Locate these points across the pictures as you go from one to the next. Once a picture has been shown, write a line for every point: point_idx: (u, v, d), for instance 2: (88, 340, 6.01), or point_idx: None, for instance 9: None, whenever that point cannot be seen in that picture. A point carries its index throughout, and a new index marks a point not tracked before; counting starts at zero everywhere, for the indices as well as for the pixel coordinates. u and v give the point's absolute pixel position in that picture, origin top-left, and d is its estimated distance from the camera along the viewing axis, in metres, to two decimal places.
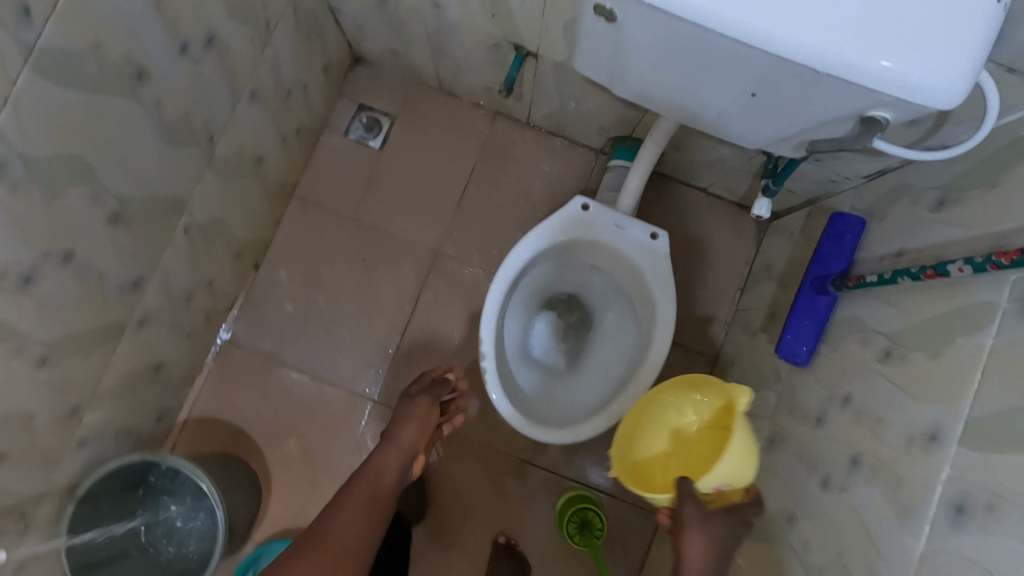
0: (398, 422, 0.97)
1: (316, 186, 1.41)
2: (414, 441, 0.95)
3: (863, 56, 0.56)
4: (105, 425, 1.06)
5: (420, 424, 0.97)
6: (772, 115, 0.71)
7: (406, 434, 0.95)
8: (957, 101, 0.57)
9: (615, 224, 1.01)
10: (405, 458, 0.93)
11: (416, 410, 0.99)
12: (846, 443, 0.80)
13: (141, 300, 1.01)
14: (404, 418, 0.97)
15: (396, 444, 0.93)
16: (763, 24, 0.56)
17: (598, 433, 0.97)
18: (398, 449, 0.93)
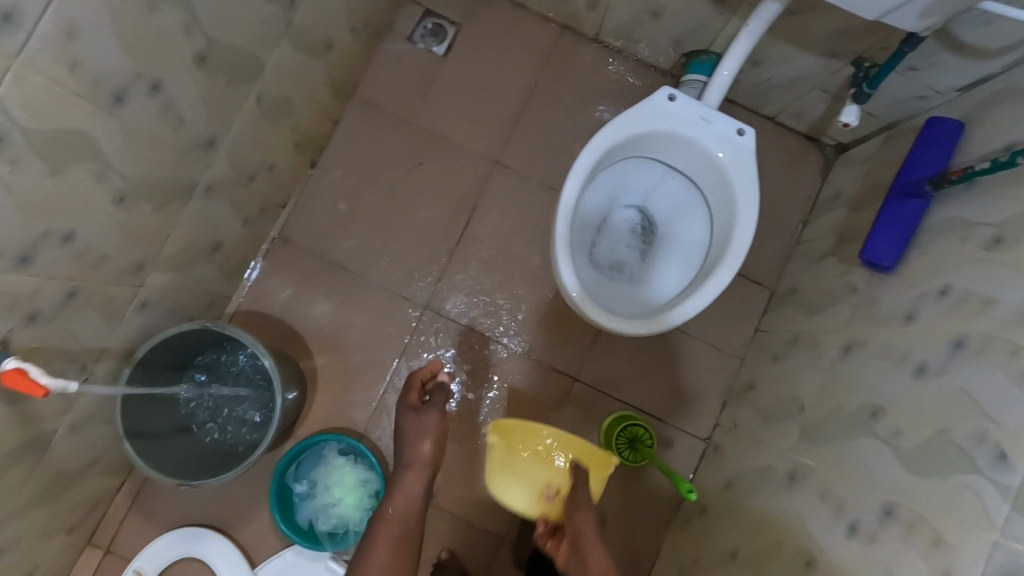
0: (410, 443, 0.94)
1: (376, 88, 1.37)
2: (432, 457, 0.93)
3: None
4: (163, 293, 1.03)
5: (434, 437, 0.95)
6: None
7: (422, 454, 0.93)
8: None
9: (701, 118, 0.98)
10: (427, 483, 0.91)
11: (428, 423, 0.96)
12: (945, 329, 0.78)
13: (211, 162, 0.98)
14: (418, 435, 0.95)
15: (415, 466, 0.91)
16: None
17: (675, 324, 0.95)
18: (422, 472, 0.91)
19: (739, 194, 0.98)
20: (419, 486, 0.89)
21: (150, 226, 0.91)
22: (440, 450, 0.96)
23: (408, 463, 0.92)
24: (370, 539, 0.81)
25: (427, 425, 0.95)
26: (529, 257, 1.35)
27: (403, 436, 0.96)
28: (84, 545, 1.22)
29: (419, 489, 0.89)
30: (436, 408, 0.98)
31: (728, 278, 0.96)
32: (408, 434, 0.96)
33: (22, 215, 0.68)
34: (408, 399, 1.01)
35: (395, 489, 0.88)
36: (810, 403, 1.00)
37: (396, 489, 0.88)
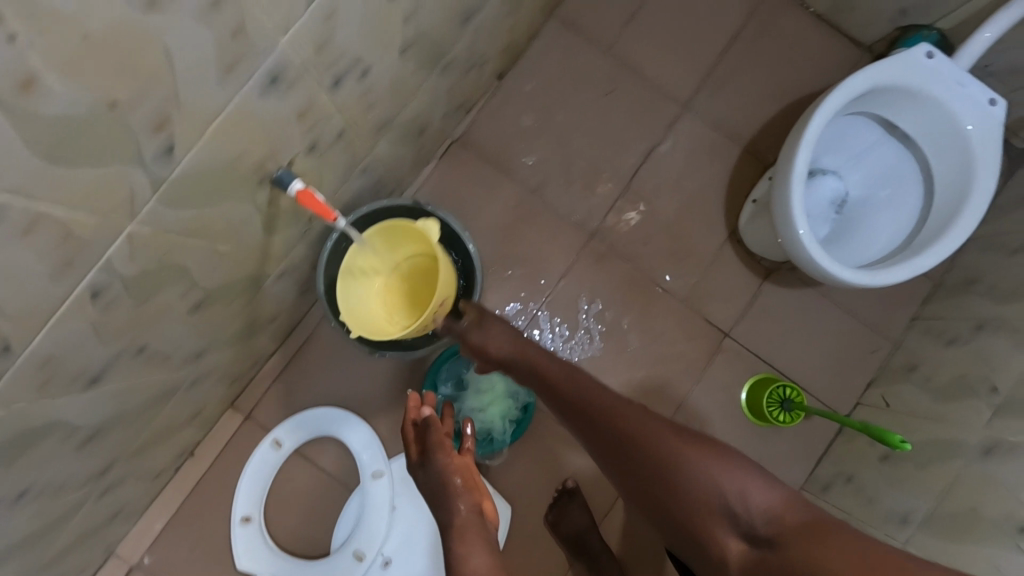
0: (436, 499, 0.82)
1: (576, 10, 1.36)
2: (469, 505, 0.79)
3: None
4: (378, 163, 1.03)
5: (455, 480, 0.81)
6: None
7: (461, 509, 0.79)
8: None
9: (955, 81, 0.97)
10: (486, 535, 0.76)
11: (438, 468, 0.83)
12: None
13: (459, 39, 0.97)
14: (442, 491, 0.81)
15: (463, 525, 0.76)
16: None
17: (898, 280, 0.93)
18: (468, 522, 0.76)
19: (980, 163, 0.96)
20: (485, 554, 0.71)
21: (406, 86, 0.90)
22: (472, 485, 0.82)
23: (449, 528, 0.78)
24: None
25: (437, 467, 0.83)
26: (700, 205, 1.34)
27: (430, 498, 0.84)
28: (228, 407, 1.24)
29: (481, 554, 0.72)
30: (434, 445, 0.86)
31: (955, 243, 0.94)
32: (436, 491, 0.82)
33: (359, 32, 0.67)
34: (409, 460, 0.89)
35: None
36: (1009, 386, 0.99)
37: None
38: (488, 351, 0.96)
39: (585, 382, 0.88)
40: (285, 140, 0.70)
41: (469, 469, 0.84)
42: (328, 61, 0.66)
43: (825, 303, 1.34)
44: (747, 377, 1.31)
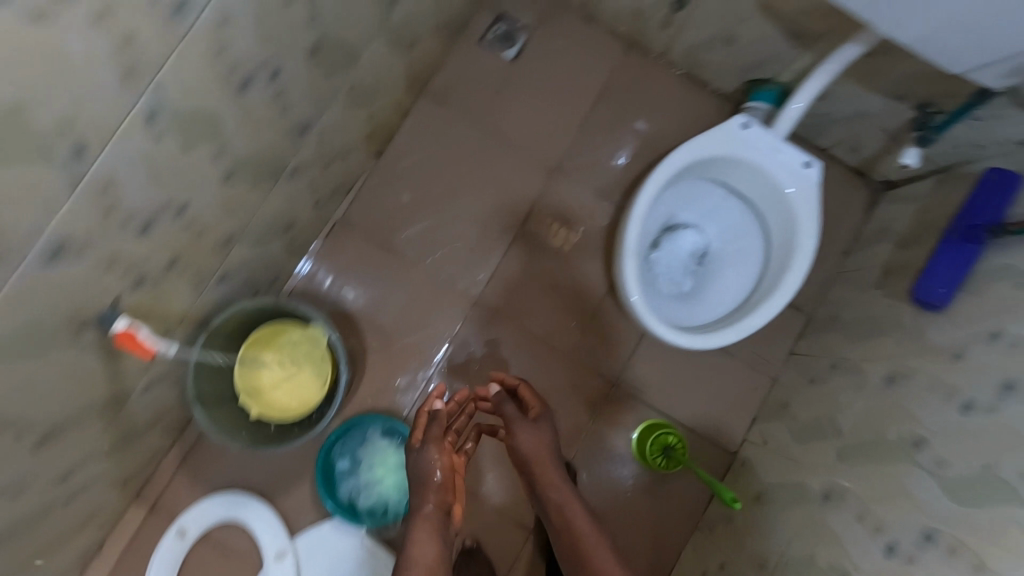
0: (415, 488, 0.93)
1: (447, 85, 1.42)
2: (442, 501, 0.90)
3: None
4: (241, 265, 1.08)
5: (438, 481, 0.91)
6: (1004, 21, 0.73)
7: (429, 504, 0.89)
8: None
9: (771, 147, 1.03)
10: (440, 533, 0.87)
11: (428, 463, 0.93)
12: (992, 372, 0.83)
13: (301, 146, 1.03)
14: (424, 481, 0.92)
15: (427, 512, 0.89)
16: None
17: (729, 342, 0.99)
18: (430, 519, 0.88)
19: (799, 222, 1.03)
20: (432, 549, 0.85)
21: (244, 202, 0.96)
22: (450, 489, 0.92)
23: (415, 514, 0.89)
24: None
25: (433, 450, 0.94)
26: (580, 261, 1.40)
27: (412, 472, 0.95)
28: (132, 500, 1.27)
29: (428, 556, 0.84)
30: (432, 441, 0.95)
31: (782, 302, 1.00)
32: (418, 478, 0.93)
33: (152, 186, 0.73)
34: (409, 438, 0.98)
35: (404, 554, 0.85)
36: (848, 428, 1.05)
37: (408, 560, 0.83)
38: (519, 445, 1.06)
39: (582, 521, 1.02)
40: (97, 288, 0.74)
41: (453, 477, 0.93)
42: (122, 218, 0.71)
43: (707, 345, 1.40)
44: (636, 422, 1.36)
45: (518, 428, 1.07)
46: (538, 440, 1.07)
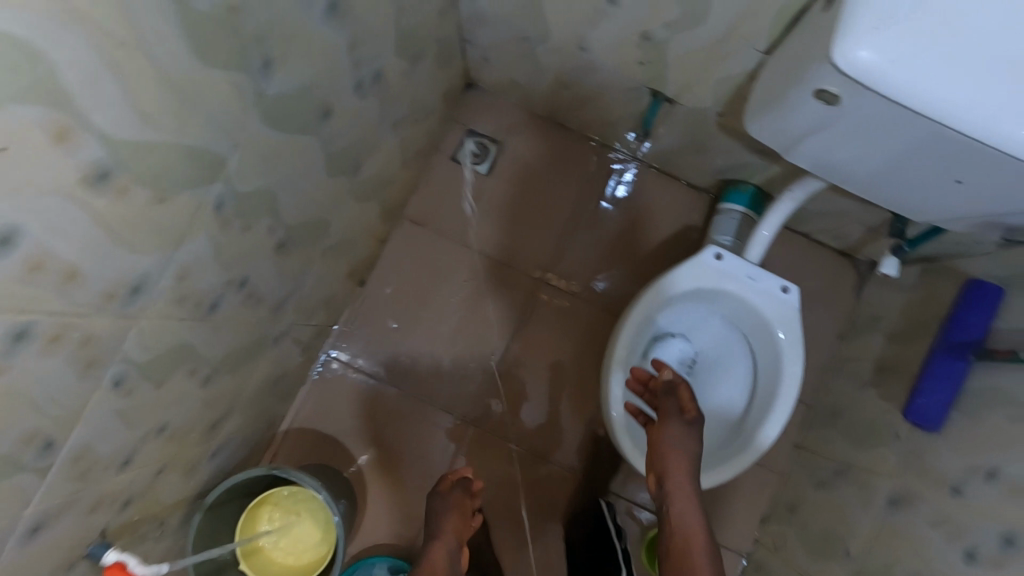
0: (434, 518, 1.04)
1: (423, 208, 1.43)
2: (455, 529, 1.02)
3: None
4: (232, 436, 1.09)
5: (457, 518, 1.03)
6: (954, 198, 0.75)
7: (449, 530, 1.01)
8: None
9: (746, 276, 1.03)
10: (450, 556, 0.98)
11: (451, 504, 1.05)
12: (994, 518, 0.81)
13: (281, 319, 1.04)
14: (442, 510, 1.04)
15: (447, 535, 1.01)
16: (990, 120, 0.61)
17: (722, 481, 0.98)
18: (446, 544, 1.00)
19: (783, 351, 1.02)
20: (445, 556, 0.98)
21: (226, 390, 0.96)
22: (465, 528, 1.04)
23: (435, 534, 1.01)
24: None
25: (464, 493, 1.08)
26: (572, 373, 1.40)
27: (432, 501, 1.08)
28: None
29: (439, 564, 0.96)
30: (459, 487, 1.08)
31: (776, 430, 1.00)
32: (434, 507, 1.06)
33: (129, 429, 0.73)
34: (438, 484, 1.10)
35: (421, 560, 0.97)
36: (856, 550, 1.03)
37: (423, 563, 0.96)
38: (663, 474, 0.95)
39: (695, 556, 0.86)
40: (85, 530, 0.75)
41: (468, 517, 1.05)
42: (102, 467, 0.72)
43: None
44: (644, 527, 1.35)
45: (668, 421, 0.91)
46: (688, 446, 0.89)
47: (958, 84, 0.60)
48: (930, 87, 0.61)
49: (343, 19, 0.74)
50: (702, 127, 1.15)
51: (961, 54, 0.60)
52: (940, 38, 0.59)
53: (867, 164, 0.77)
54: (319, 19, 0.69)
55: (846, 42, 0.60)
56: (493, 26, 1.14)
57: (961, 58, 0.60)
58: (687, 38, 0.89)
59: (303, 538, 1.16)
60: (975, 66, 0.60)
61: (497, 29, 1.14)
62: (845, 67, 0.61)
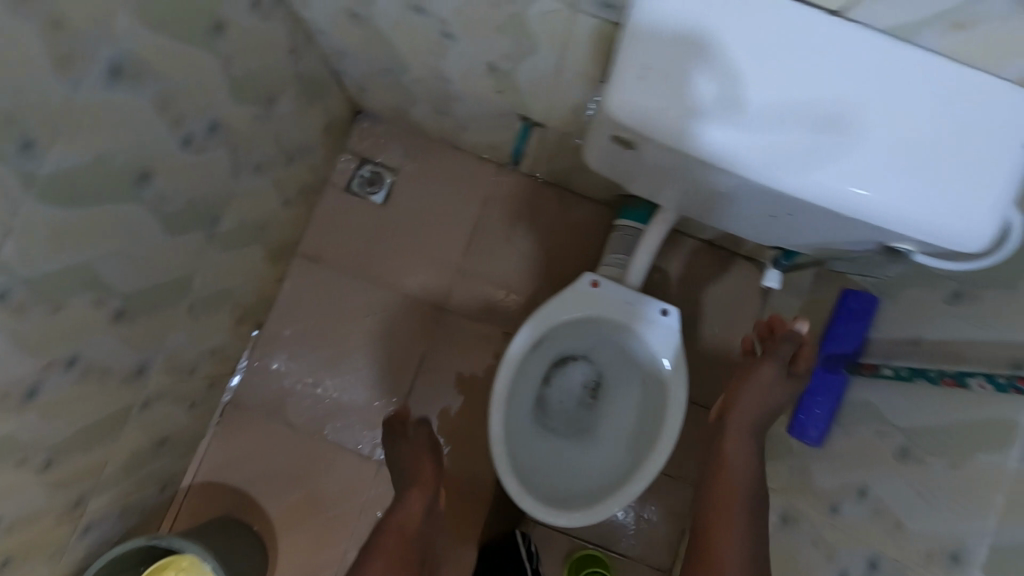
0: (409, 466, 1.03)
1: (320, 243, 1.40)
2: (435, 473, 1.02)
3: (923, 203, 0.54)
4: (108, 506, 1.04)
5: (430, 455, 1.05)
6: (781, 218, 0.69)
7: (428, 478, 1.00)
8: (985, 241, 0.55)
9: (624, 301, 1.01)
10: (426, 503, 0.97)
11: (420, 444, 1.08)
12: (864, 540, 0.80)
13: (146, 384, 0.99)
14: (413, 464, 1.03)
15: (426, 484, 0.99)
16: (776, 166, 0.54)
17: (610, 515, 0.95)
18: (422, 490, 0.98)
19: (666, 375, 1.01)
20: (420, 504, 0.96)
21: (85, 467, 0.92)
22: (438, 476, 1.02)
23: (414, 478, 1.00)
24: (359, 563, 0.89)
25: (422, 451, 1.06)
26: (482, 401, 1.38)
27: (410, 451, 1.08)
28: None
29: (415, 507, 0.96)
30: (419, 447, 1.08)
31: (663, 454, 0.98)
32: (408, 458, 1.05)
33: None
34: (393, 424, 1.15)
35: (396, 510, 0.96)
36: None
37: (393, 511, 0.96)
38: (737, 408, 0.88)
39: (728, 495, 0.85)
40: None
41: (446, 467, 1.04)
42: None
43: None
44: (568, 553, 1.34)
45: (765, 364, 0.87)
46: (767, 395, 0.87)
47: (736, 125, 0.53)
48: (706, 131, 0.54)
49: (137, 82, 0.70)
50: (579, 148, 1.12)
51: (735, 89, 0.52)
52: (751, 106, 0.53)
53: (692, 185, 0.71)
54: (98, 89, 0.65)
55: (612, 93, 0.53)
56: (355, 58, 1.10)
57: (736, 93, 0.52)
58: (528, 68, 0.86)
59: None
60: (771, 114, 0.53)
61: (360, 61, 1.10)
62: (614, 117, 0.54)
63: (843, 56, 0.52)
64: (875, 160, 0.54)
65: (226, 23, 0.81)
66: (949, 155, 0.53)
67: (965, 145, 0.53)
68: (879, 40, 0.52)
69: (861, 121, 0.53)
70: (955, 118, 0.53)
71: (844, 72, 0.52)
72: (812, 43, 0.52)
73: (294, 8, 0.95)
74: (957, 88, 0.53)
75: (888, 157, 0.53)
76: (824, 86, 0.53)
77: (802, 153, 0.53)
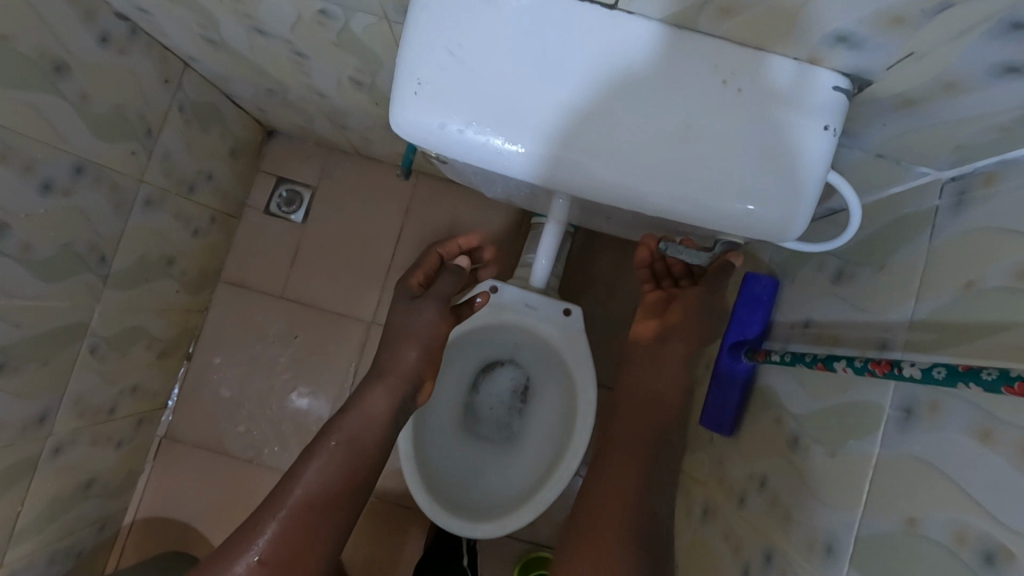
0: (394, 347, 0.93)
1: (243, 267, 1.39)
2: (417, 367, 0.92)
3: (717, 191, 0.53)
4: (34, 553, 1.05)
5: (423, 345, 0.92)
6: (625, 217, 0.70)
7: (403, 363, 0.92)
8: (795, 231, 0.55)
9: (525, 304, 0.98)
10: (400, 388, 0.91)
11: (424, 321, 0.94)
12: (763, 532, 0.78)
13: (51, 430, 0.99)
14: (405, 340, 0.93)
15: (417, 337, 0.93)
16: (571, 177, 0.54)
17: (525, 523, 0.92)
18: (398, 381, 0.91)
19: (575, 376, 0.98)
20: (385, 401, 0.89)
21: None
22: (428, 358, 0.93)
23: (388, 368, 0.92)
24: (314, 447, 0.85)
25: (423, 333, 0.93)
26: None
27: (399, 325, 0.96)
28: None
29: (379, 402, 0.89)
30: (431, 305, 0.95)
31: (577, 455, 0.94)
32: (401, 325, 0.96)
33: None
34: (411, 280, 1.05)
35: (359, 398, 0.90)
36: (682, 565, 1.00)
37: (360, 401, 0.90)
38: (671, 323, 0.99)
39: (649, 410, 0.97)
40: None
41: (440, 346, 0.94)
42: None
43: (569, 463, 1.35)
44: (517, 557, 1.33)
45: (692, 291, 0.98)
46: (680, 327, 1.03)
47: (524, 139, 0.53)
48: (497, 150, 0.54)
49: None
50: None
51: (518, 105, 0.52)
52: (530, 109, 0.52)
53: (539, 193, 0.72)
54: None
55: (401, 119, 0.54)
56: (239, 81, 1.08)
57: (520, 109, 0.52)
58: (385, 80, 0.84)
59: None
60: (559, 127, 0.53)
61: (245, 84, 1.08)
62: (410, 139, 0.55)
63: (616, 50, 0.51)
64: (661, 151, 0.53)
65: (71, 65, 0.80)
66: (737, 141, 0.52)
67: (752, 131, 0.52)
68: (654, 32, 0.51)
69: (640, 113, 0.52)
70: (739, 104, 0.52)
71: (628, 77, 0.52)
72: (592, 49, 0.51)
73: (158, 39, 0.94)
74: (737, 74, 0.52)
75: (675, 148, 0.52)
76: (601, 81, 0.52)
77: (596, 162, 0.53)
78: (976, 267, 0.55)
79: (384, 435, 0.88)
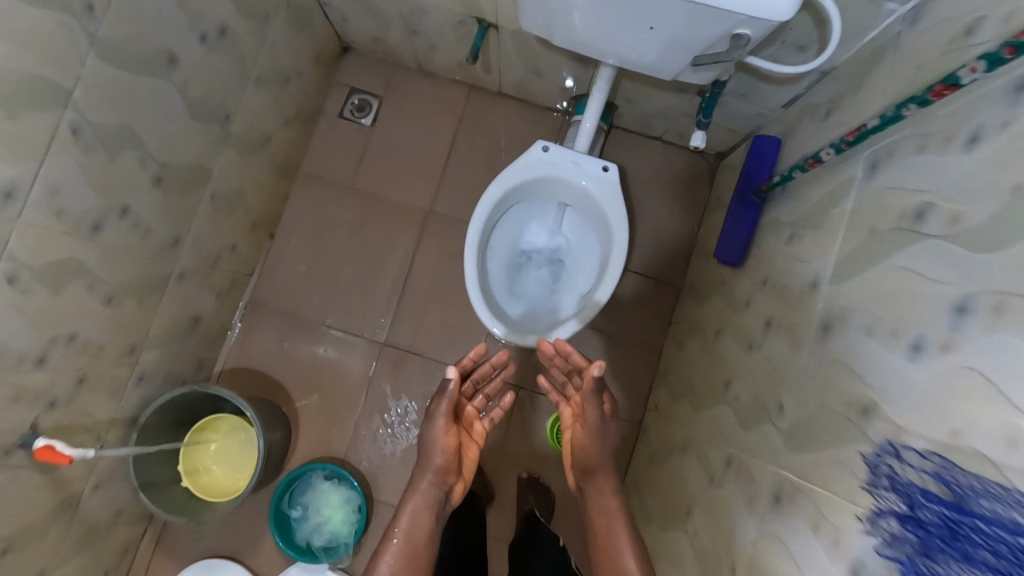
0: (422, 457, 1.07)
1: (318, 163, 1.62)
2: (441, 479, 1.06)
3: None
4: (156, 365, 1.26)
5: (440, 459, 1.04)
6: (664, 43, 0.91)
7: (429, 476, 1.05)
8: (788, 12, 0.76)
9: (572, 162, 1.19)
10: (438, 496, 1.05)
11: (436, 442, 1.05)
12: (764, 311, 0.98)
13: (178, 256, 1.21)
14: (428, 454, 1.05)
15: (434, 452, 1.05)
16: None
17: (566, 335, 1.13)
18: (430, 490, 1.05)
19: (611, 222, 1.19)
20: (425, 506, 1.04)
21: (136, 316, 1.13)
22: (449, 469, 1.06)
23: (418, 481, 1.06)
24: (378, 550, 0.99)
25: (438, 448, 1.04)
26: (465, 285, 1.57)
27: (422, 443, 1.08)
28: None
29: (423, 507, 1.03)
30: (442, 416, 1.05)
31: (612, 281, 1.16)
32: (422, 449, 1.08)
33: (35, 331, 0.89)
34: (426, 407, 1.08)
35: (400, 513, 1.02)
36: (696, 381, 1.19)
37: (400, 513, 1.02)
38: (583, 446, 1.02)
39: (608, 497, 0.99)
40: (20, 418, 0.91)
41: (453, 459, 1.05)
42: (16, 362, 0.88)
43: (595, 336, 1.55)
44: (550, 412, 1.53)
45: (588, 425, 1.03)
46: (603, 444, 1.01)
47: None
48: None
49: None
50: (528, 47, 1.33)
51: None
52: None
53: (599, 27, 0.94)
54: None
55: None
56: None
57: None
58: None
59: (238, 461, 1.35)
60: None
61: None
62: None
63: None
64: None
65: None
66: None
67: None
68: None
69: None
70: None
71: None
72: None
73: None
74: None
75: None
76: None
77: None
78: (921, 53, 0.76)
79: (433, 539, 1.02)
